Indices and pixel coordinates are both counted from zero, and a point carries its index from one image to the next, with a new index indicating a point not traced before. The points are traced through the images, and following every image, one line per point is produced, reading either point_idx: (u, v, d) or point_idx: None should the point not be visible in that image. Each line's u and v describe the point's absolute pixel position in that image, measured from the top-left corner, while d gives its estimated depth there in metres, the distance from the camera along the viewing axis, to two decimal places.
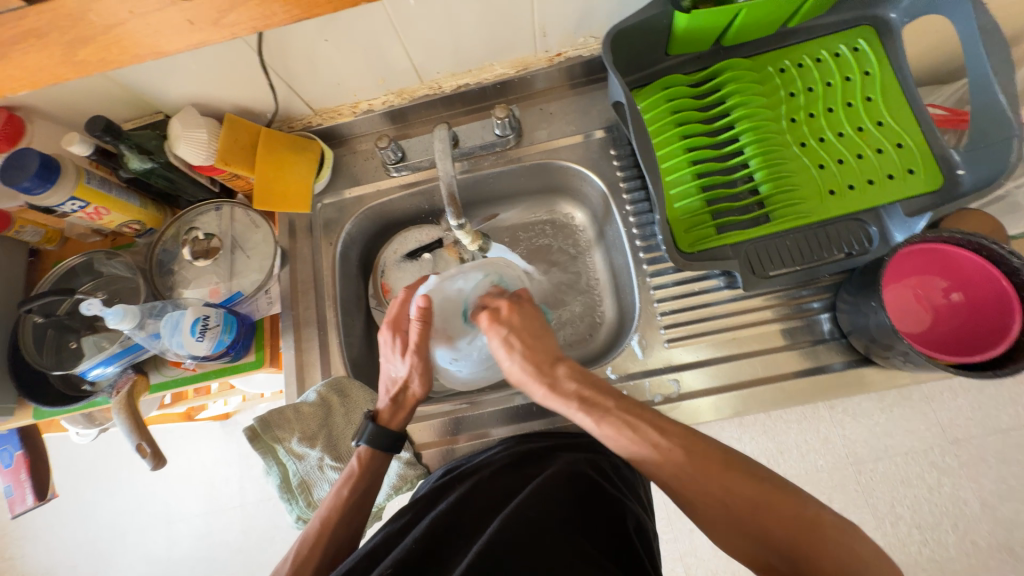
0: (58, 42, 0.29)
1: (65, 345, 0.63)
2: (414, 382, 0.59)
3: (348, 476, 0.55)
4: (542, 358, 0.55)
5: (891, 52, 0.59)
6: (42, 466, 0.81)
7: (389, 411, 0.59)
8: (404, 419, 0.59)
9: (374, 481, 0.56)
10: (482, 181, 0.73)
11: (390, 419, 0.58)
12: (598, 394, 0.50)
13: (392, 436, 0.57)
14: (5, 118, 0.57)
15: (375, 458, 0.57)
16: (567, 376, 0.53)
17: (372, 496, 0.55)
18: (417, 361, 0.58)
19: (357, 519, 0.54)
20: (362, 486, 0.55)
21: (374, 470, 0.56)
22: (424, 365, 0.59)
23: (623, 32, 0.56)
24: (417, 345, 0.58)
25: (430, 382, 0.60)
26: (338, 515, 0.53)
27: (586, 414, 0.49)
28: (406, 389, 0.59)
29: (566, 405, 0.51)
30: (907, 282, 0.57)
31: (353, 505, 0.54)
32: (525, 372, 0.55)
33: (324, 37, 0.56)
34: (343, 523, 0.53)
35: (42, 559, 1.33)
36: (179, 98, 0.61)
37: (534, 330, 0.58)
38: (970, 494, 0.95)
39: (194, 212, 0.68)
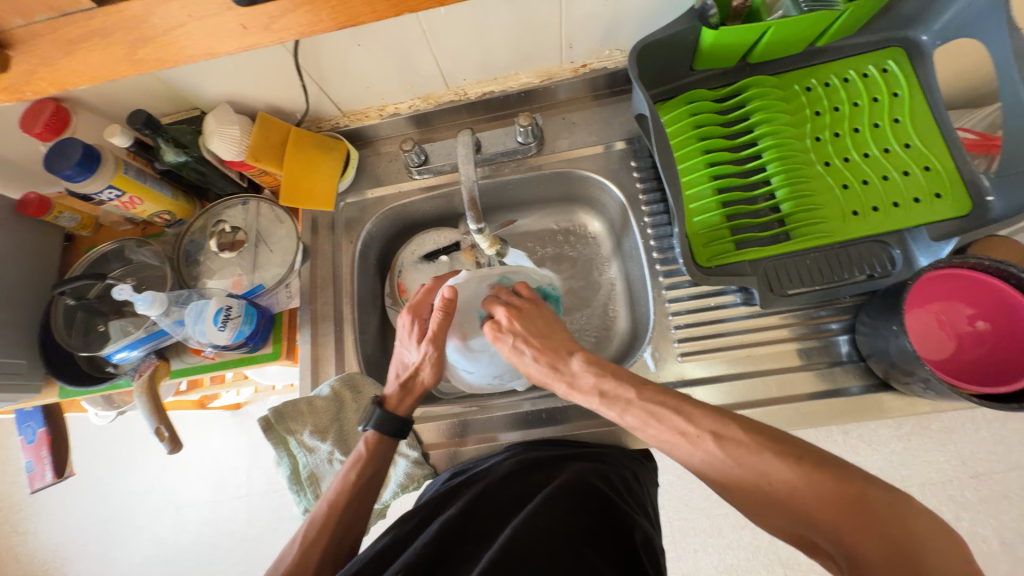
0: (121, 42, 0.31)
1: (93, 328, 0.65)
2: (426, 369, 0.60)
3: (354, 461, 0.56)
4: (555, 355, 0.57)
5: (921, 74, 0.59)
6: (62, 444, 0.84)
7: (396, 397, 0.60)
8: (411, 405, 0.60)
9: (380, 465, 0.57)
10: (502, 187, 0.74)
11: (398, 405, 0.59)
12: (619, 386, 0.50)
13: (399, 421, 0.57)
14: (53, 110, 0.59)
15: (382, 442, 0.57)
16: (584, 370, 0.54)
17: (378, 481, 0.56)
18: (433, 351, 0.59)
19: (363, 505, 0.55)
20: (369, 470, 0.56)
21: (380, 456, 0.57)
22: (439, 358, 0.60)
23: (650, 46, 0.56)
24: (435, 337, 0.58)
25: (441, 372, 0.60)
26: (345, 500, 0.54)
27: (609, 408, 0.50)
28: (417, 375, 0.60)
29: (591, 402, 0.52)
30: (931, 308, 0.56)
31: (359, 488, 0.55)
32: (541, 369, 0.57)
33: (358, 42, 0.58)
34: (349, 507, 0.54)
35: (54, 535, 1.36)
36: (216, 95, 0.64)
37: (540, 329, 0.59)
38: (989, 531, 0.91)
39: (222, 206, 0.71)
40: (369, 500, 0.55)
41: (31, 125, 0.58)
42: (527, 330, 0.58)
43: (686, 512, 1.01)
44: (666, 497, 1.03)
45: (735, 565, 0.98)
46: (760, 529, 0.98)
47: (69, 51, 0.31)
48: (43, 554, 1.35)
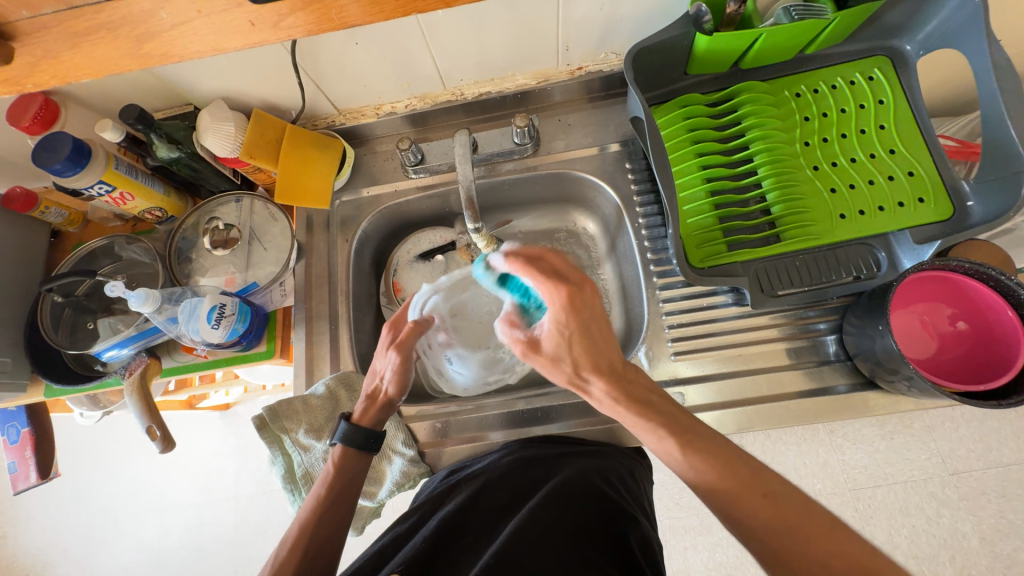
0: (128, 36, 0.31)
1: (81, 325, 0.64)
2: (387, 381, 0.57)
3: (324, 477, 0.55)
4: (614, 357, 0.45)
5: (906, 82, 0.61)
6: (47, 444, 0.82)
7: (362, 408, 0.58)
8: (377, 417, 0.58)
9: (352, 477, 0.55)
10: (498, 187, 0.74)
11: (362, 416, 0.57)
12: (664, 406, 0.45)
13: (364, 434, 0.56)
14: (42, 103, 0.58)
15: (351, 455, 0.56)
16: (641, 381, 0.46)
17: (350, 495, 0.54)
18: (399, 360, 0.57)
19: (337, 521, 0.53)
20: (340, 482, 0.54)
21: (351, 468, 0.55)
22: (402, 366, 0.57)
23: (646, 49, 0.57)
24: (403, 340, 0.58)
25: (404, 382, 0.57)
26: (319, 516, 0.52)
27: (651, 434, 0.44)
28: (379, 386, 0.58)
29: (646, 425, 0.43)
30: (914, 308, 0.58)
31: (331, 503, 0.53)
32: (562, 365, 0.44)
33: (355, 41, 0.58)
34: (322, 523, 0.52)
35: (33, 540, 1.33)
36: (211, 91, 0.63)
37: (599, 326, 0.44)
38: (969, 527, 0.94)
39: (215, 202, 0.70)
40: (343, 514, 0.54)
41: (19, 119, 0.57)
42: (584, 329, 0.43)
43: (676, 511, 1.03)
44: (657, 496, 1.04)
45: (724, 562, 0.99)
46: None
47: (73, 44, 0.31)
48: (22, 560, 1.32)
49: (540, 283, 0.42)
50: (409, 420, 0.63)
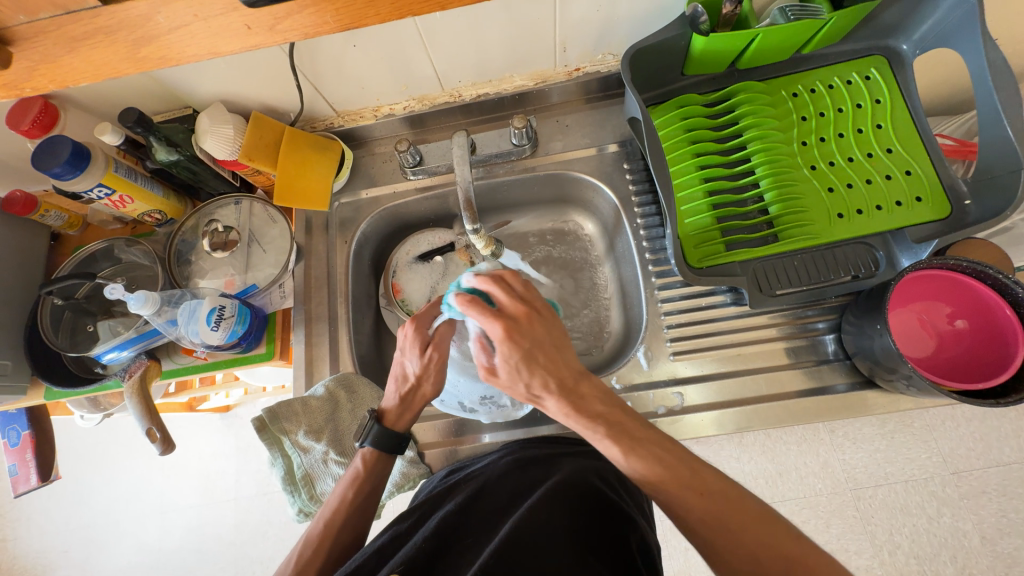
0: (125, 40, 0.31)
1: (81, 327, 0.65)
2: (426, 383, 0.56)
3: (350, 480, 0.54)
4: (565, 375, 0.44)
5: (902, 81, 0.61)
6: (48, 447, 0.82)
7: (395, 412, 0.57)
8: (410, 419, 0.58)
9: (379, 480, 0.55)
10: (496, 188, 0.75)
11: (397, 420, 0.57)
12: (619, 413, 0.44)
13: (399, 438, 0.56)
14: (42, 106, 0.58)
15: (382, 457, 0.56)
16: (593, 395, 0.44)
17: (376, 497, 0.55)
18: (437, 361, 0.55)
19: (361, 523, 0.53)
20: (368, 485, 0.54)
21: (379, 472, 0.55)
22: (440, 367, 0.56)
23: (643, 50, 0.58)
24: (439, 340, 0.55)
25: (442, 381, 0.57)
26: (342, 518, 0.52)
27: (613, 442, 0.43)
28: (418, 389, 0.57)
29: (589, 432, 0.44)
30: (913, 307, 0.58)
31: (356, 507, 0.53)
32: (516, 385, 0.44)
33: (353, 44, 0.58)
34: (346, 526, 0.52)
35: (34, 542, 1.33)
36: (210, 94, 0.63)
37: (552, 349, 0.44)
38: (970, 526, 0.94)
39: (214, 205, 0.70)
40: (366, 516, 0.54)
41: (19, 122, 0.58)
42: (528, 356, 0.43)
43: None
44: None
45: None
46: None
47: (72, 49, 0.31)
48: (23, 562, 1.32)
49: (481, 318, 0.43)
50: None
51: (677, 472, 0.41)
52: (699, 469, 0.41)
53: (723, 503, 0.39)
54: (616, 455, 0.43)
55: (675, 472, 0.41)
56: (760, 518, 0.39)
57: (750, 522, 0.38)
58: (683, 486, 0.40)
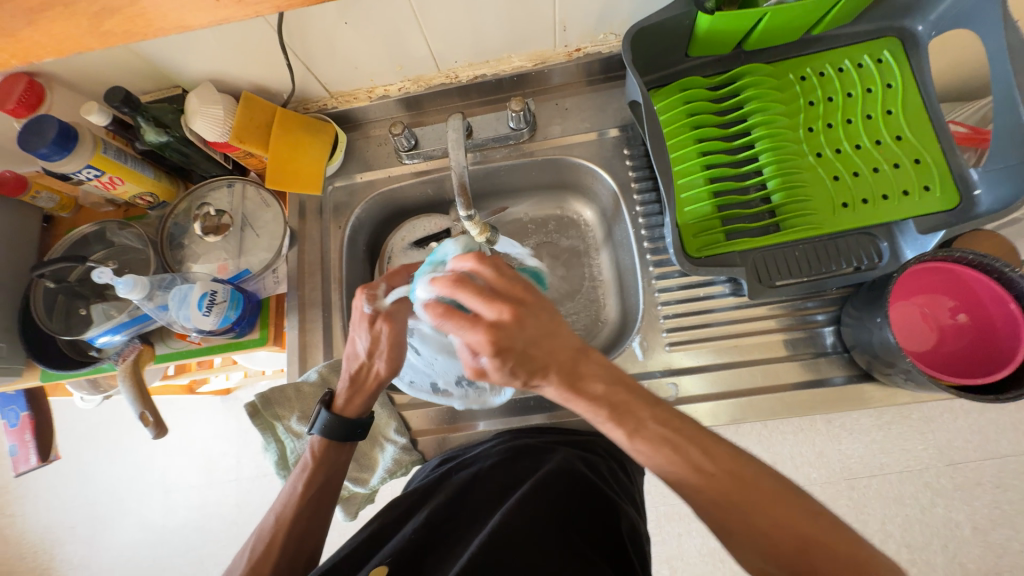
0: (86, 12, 0.29)
1: (74, 311, 0.64)
2: (379, 361, 0.53)
3: (302, 473, 0.54)
4: (559, 364, 0.42)
5: (917, 65, 0.58)
6: (47, 428, 0.83)
7: (345, 396, 0.55)
8: (361, 404, 0.55)
9: (333, 470, 0.55)
10: (493, 173, 0.73)
11: (345, 406, 0.55)
12: (643, 400, 0.42)
13: (347, 427, 0.54)
14: (25, 84, 0.57)
15: (331, 447, 0.55)
16: (592, 375, 0.42)
17: (330, 487, 0.54)
18: (389, 336, 0.52)
19: (318, 513, 0.53)
20: (320, 477, 0.54)
21: (330, 463, 0.55)
22: (393, 345, 0.52)
23: (646, 29, 0.55)
24: (391, 312, 0.53)
25: (397, 363, 0.53)
26: (301, 510, 0.52)
27: (618, 426, 0.41)
28: (370, 368, 0.54)
29: (592, 416, 0.42)
30: (915, 300, 0.57)
31: (312, 497, 0.53)
32: (512, 383, 0.42)
33: (345, 20, 0.56)
34: (299, 520, 0.52)
35: (41, 518, 1.36)
36: (198, 72, 0.62)
37: (544, 338, 0.41)
38: (963, 517, 0.94)
39: (207, 188, 0.69)
40: (327, 505, 0.54)
41: (4, 101, 0.56)
42: (522, 356, 0.40)
43: (671, 498, 1.04)
44: (652, 484, 1.05)
45: (718, 548, 1.00)
46: None
47: (30, 21, 0.29)
48: (31, 537, 1.35)
49: (459, 328, 0.40)
50: (401, 408, 0.63)
51: (682, 452, 0.40)
52: (729, 450, 0.40)
53: (757, 489, 0.38)
54: (622, 438, 0.42)
55: (682, 452, 0.40)
56: (772, 502, 0.37)
57: (765, 503, 0.37)
58: (694, 469, 0.39)
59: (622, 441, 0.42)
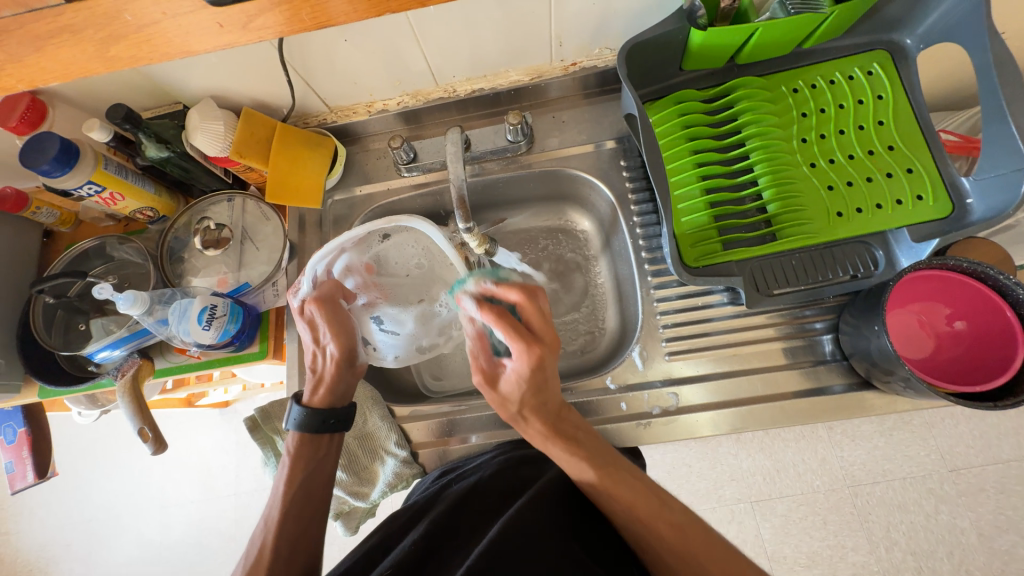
0: (92, 38, 0.30)
1: (74, 326, 0.64)
2: (326, 343, 0.55)
3: (283, 471, 0.54)
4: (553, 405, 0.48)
5: (906, 77, 0.60)
6: (44, 445, 0.83)
7: (311, 390, 0.57)
8: (329, 394, 0.57)
9: (312, 466, 0.54)
10: (492, 185, 0.74)
11: (314, 399, 0.57)
12: (616, 457, 0.48)
13: (320, 416, 0.55)
14: (28, 102, 0.58)
15: (307, 442, 0.55)
16: (574, 424, 0.49)
17: (313, 481, 0.54)
18: (325, 318, 0.54)
19: (305, 509, 0.53)
20: (300, 473, 0.53)
21: (309, 458, 0.54)
22: (330, 322, 0.54)
23: (640, 45, 0.56)
24: (317, 293, 0.54)
25: (344, 338, 0.54)
26: (286, 511, 0.52)
27: (595, 471, 0.46)
28: (322, 354, 0.55)
29: (567, 457, 0.47)
30: (912, 308, 0.58)
31: (296, 493, 0.53)
32: (508, 397, 0.47)
33: (345, 38, 0.57)
34: (287, 519, 0.51)
35: (36, 535, 1.34)
36: (200, 89, 0.62)
37: (554, 380, 0.48)
38: (967, 524, 0.94)
39: (207, 202, 0.69)
40: (312, 503, 0.54)
41: (7, 119, 0.57)
42: (540, 380, 0.46)
43: None
44: None
45: None
46: (746, 522, 1.00)
47: (37, 48, 0.30)
48: (25, 556, 1.33)
49: (509, 335, 0.44)
50: (401, 420, 0.63)
51: (645, 503, 0.44)
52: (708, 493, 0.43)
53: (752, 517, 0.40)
54: (593, 480, 0.46)
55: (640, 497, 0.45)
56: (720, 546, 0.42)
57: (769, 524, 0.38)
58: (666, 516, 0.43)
59: (591, 484, 0.46)
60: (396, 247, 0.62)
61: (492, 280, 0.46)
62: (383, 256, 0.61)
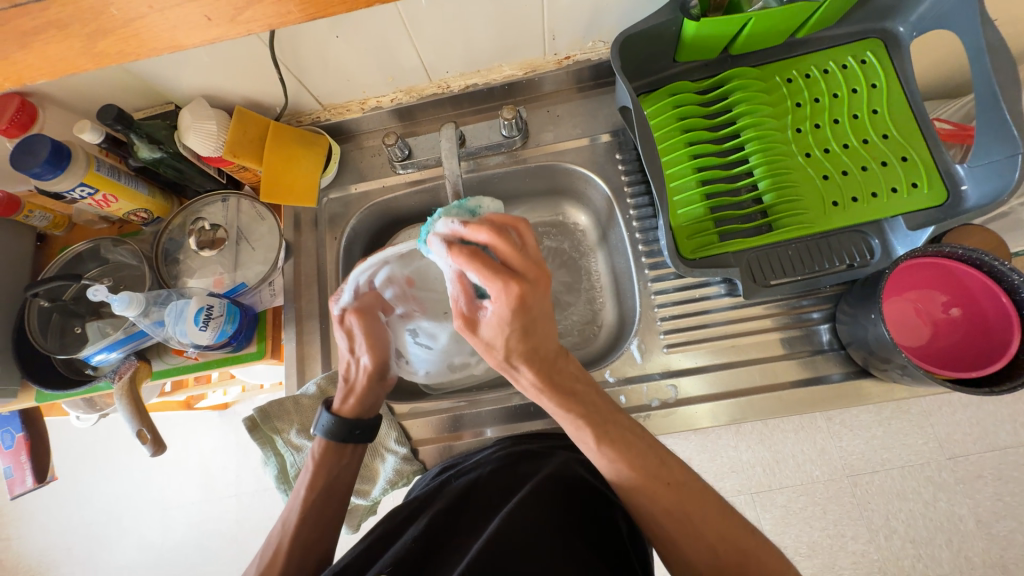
0: (80, 34, 0.30)
1: (70, 329, 0.64)
2: (362, 354, 0.56)
3: (305, 476, 0.54)
4: (546, 353, 0.46)
5: (899, 66, 0.60)
6: (42, 448, 0.82)
7: (341, 399, 0.56)
8: (361, 404, 0.56)
9: (335, 473, 0.55)
10: (487, 181, 0.73)
11: (344, 408, 0.56)
12: (613, 412, 0.49)
13: (349, 426, 0.55)
14: (18, 104, 0.57)
15: (331, 451, 0.55)
16: (569, 374, 0.48)
17: (335, 488, 0.55)
18: (364, 331, 0.56)
19: (325, 513, 0.54)
20: (322, 480, 0.54)
21: (331, 466, 0.55)
22: (370, 335, 0.56)
23: (634, 36, 0.56)
24: (359, 305, 0.56)
25: (381, 352, 0.56)
26: (306, 514, 0.53)
27: (587, 432, 0.47)
28: (357, 365, 0.56)
29: (562, 410, 0.47)
30: (907, 296, 0.58)
31: (317, 498, 0.53)
32: (495, 348, 0.45)
33: (336, 33, 0.56)
34: (307, 521, 0.53)
35: (37, 540, 1.34)
36: (192, 88, 0.62)
37: (544, 325, 0.44)
38: (965, 510, 0.94)
39: (201, 202, 0.69)
40: (331, 507, 0.54)
41: None
42: (527, 323, 0.43)
43: None
44: None
45: None
46: (746, 513, 1.01)
47: (24, 45, 0.29)
48: (27, 561, 1.33)
49: (481, 274, 0.40)
50: (402, 418, 0.63)
51: (644, 465, 0.45)
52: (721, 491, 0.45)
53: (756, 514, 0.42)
54: (590, 442, 0.47)
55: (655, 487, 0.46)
56: (722, 516, 0.44)
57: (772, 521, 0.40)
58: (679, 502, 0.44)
59: (590, 449, 0.47)
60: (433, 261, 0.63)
61: (461, 221, 0.44)
62: (423, 270, 0.62)
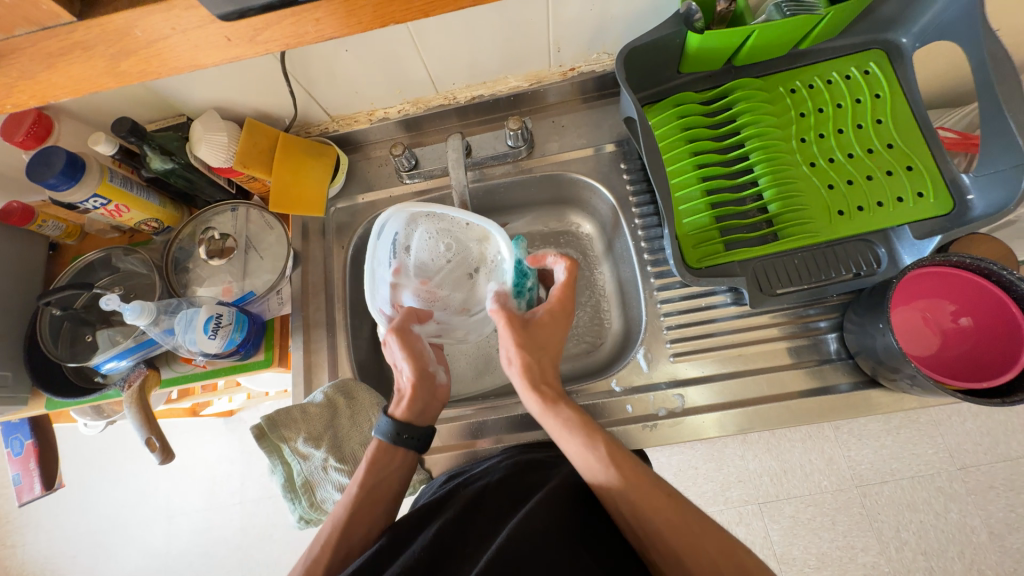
0: (103, 54, 0.31)
1: (80, 337, 0.64)
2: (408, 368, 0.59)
3: (358, 473, 0.54)
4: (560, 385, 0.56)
5: (903, 76, 0.60)
6: (50, 456, 0.83)
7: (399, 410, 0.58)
8: (420, 414, 0.58)
9: (384, 475, 0.55)
10: (492, 190, 0.74)
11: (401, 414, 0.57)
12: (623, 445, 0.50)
13: (410, 435, 0.56)
14: (35, 117, 0.59)
15: (385, 450, 0.56)
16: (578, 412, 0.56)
17: (382, 491, 0.54)
18: (409, 344, 0.59)
19: (369, 515, 0.53)
20: (372, 480, 0.54)
21: (384, 465, 0.55)
22: (417, 349, 0.59)
23: (638, 49, 0.56)
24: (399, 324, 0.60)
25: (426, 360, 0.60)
26: (352, 513, 0.52)
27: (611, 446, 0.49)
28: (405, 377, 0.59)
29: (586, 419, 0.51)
30: (917, 305, 0.58)
31: (364, 498, 0.53)
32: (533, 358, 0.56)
33: (345, 48, 0.57)
34: (354, 522, 0.52)
35: (43, 547, 1.34)
36: (204, 101, 0.63)
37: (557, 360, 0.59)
38: (978, 522, 0.93)
39: (211, 212, 0.70)
40: (375, 512, 0.53)
41: (14, 134, 0.58)
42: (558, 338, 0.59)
43: None
44: None
45: None
46: (754, 523, 1.00)
47: (49, 65, 0.30)
48: (32, 568, 1.33)
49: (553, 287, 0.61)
50: None
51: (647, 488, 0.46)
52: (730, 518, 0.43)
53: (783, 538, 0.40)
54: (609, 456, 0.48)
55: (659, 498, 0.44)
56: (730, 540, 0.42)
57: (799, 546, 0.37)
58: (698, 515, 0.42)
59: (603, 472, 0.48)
60: (421, 244, 0.67)
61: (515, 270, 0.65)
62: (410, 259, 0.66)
